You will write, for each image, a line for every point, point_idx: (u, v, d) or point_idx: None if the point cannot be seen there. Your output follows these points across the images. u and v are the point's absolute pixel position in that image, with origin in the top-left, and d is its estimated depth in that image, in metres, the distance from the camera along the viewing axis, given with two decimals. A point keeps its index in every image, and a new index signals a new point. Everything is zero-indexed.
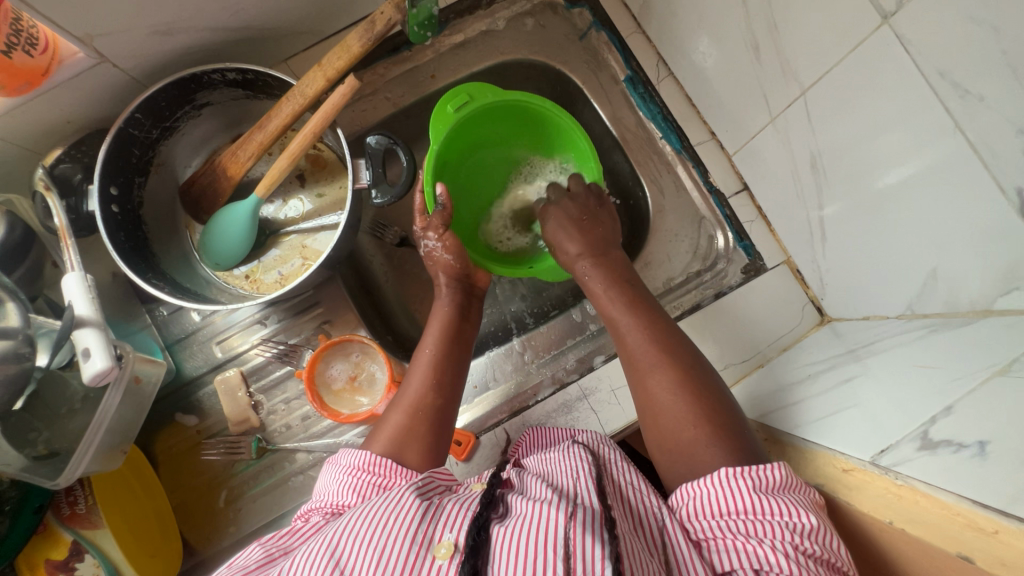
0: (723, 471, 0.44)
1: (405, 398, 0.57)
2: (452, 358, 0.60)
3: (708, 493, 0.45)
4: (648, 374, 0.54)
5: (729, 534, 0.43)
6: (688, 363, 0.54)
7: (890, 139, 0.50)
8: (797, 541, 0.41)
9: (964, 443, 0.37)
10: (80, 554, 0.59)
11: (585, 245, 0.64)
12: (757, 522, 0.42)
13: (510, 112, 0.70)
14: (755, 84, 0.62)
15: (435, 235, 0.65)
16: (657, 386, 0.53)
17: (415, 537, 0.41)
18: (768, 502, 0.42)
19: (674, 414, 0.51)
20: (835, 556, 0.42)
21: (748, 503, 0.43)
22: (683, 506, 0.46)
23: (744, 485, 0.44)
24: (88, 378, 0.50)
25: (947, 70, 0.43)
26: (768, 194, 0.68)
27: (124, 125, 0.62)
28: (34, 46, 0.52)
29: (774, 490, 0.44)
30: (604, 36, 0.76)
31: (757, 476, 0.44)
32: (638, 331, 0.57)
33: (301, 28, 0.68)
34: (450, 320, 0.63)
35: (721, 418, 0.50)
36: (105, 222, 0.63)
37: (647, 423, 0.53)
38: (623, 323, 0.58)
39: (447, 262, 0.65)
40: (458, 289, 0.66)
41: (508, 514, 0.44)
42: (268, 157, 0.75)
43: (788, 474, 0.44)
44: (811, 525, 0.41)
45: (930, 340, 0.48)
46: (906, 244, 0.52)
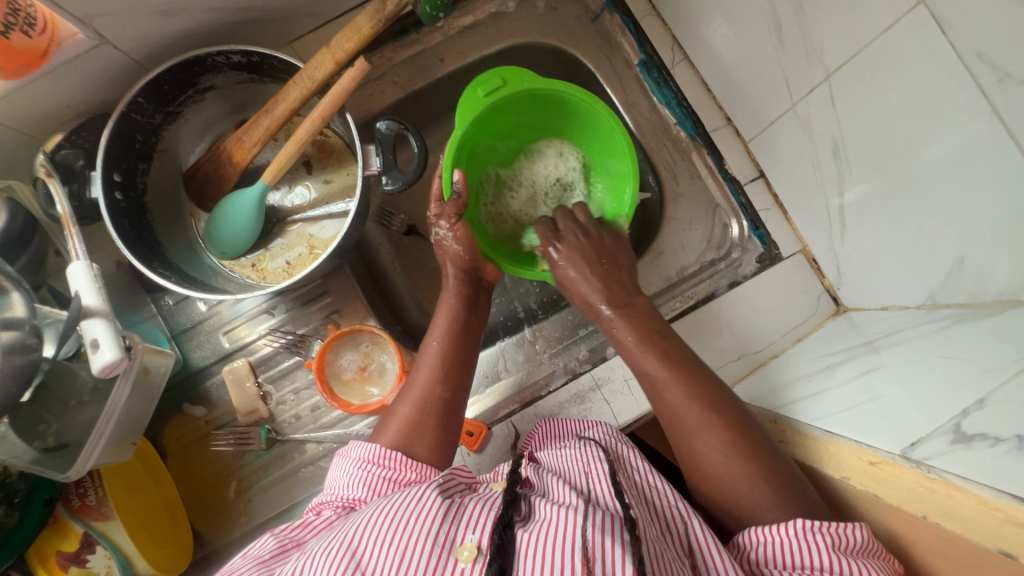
0: (803, 523, 0.43)
1: (413, 392, 0.56)
2: (462, 350, 0.59)
3: (782, 542, 0.44)
4: (696, 432, 0.52)
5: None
6: (734, 415, 0.52)
7: (920, 125, 0.49)
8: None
9: (1002, 437, 0.37)
10: (91, 546, 0.59)
11: (617, 293, 0.59)
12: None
13: (552, 101, 0.65)
14: (776, 68, 0.61)
15: (447, 224, 0.62)
16: (707, 447, 0.51)
17: (437, 539, 0.40)
18: (849, 565, 0.41)
19: (728, 473, 0.50)
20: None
21: (826, 561, 0.42)
22: (752, 549, 0.45)
23: (821, 541, 0.42)
24: (98, 370, 0.49)
25: (985, 52, 0.42)
26: (786, 182, 0.67)
27: (126, 110, 0.60)
28: (33, 26, 0.50)
29: (853, 552, 0.42)
30: (617, 18, 0.74)
31: (837, 534, 0.43)
32: (678, 386, 0.53)
33: (305, 9, 0.66)
34: (455, 311, 0.62)
35: (772, 467, 0.49)
36: (110, 210, 0.61)
37: (696, 475, 0.52)
38: (658, 376, 0.54)
39: (456, 253, 0.63)
40: (465, 281, 0.64)
41: (531, 518, 0.43)
42: (273, 144, 0.73)
43: (870, 539, 0.43)
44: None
45: (955, 331, 0.48)
46: (932, 234, 0.51)
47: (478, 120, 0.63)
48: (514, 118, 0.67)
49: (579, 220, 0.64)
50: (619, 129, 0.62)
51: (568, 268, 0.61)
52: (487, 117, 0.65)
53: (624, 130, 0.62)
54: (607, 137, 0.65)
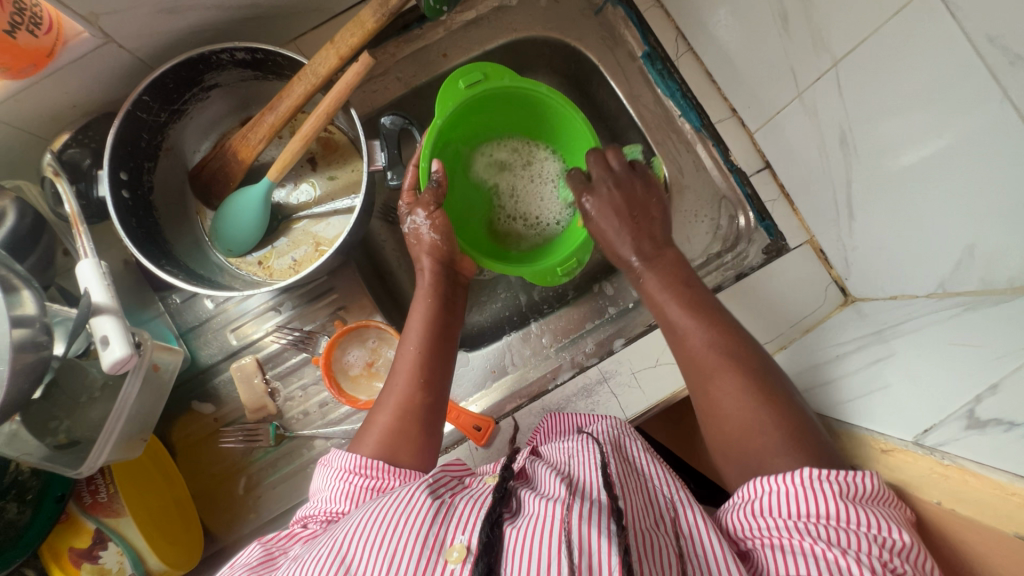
0: (812, 472, 0.42)
1: (392, 399, 0.56)
2: (439, 353, 0.59)
3: (787, 490, 0.42)
4: (713, 374, 0.52)
5: (807, 536, 0.40)
6: (754, 361, 0.52)
7: (929, 110, 0.48)
8: (884, 557, 0.38)
9: (1017, 422, 0.36)
10: (104, 542, 0.59)
11: (641, 240, 0.60)
12: (841, 530, 0.40)
13: (528, 103, 0.67)
14: (782, 57, 0.60)
15: (425, 212, 0.63)
16: (723, 389, 0.51)
17: (426, 540, 0.40)
18: (859, 513, 0.40)
19: (744, 414, 0.49)
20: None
21: (832, 508, 0.40)
22: (755, 498, 0.43)
23: (828, 488, 0.41)
24: (108, 366, 0.49)
25: (995, 36, 0.42)
26: (792, 172, 0.67)
27: (132, 109, 0.60)
28: (38, 26, 0.50)
29: (862, 500, 0.41)
30: (621, 11, 0.74)
31: (844, 481, 0.41)
32: (700, 330, 0.54)
33: (309, 6, 0.66)
34: (432, 312, 0.62)
35: (785, 416, 0.49)
36: (117, 208, 0.61)
37: (712, 420, 0.52)
38: (681, 322, 0.55)
39: (432, 243, 0.64)
40: (443, 273, 0.64)
41: (520, 513, 0.43)
42: (278, 141, 0.73)
43: (880, 487, 0.42)
44: (902, 542, 0.39)
45: (967, 318, 0.47)
46: (943, 220, 0.50)
47: (456, 114, 0.64)
48: (488, 118, 0.69)
49: (611, 165, 0.62)
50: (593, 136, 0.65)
51: (598, 216, 0.61)
52: (466, 112, 0.65)
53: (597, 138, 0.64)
54: (580, 140, 0.68)
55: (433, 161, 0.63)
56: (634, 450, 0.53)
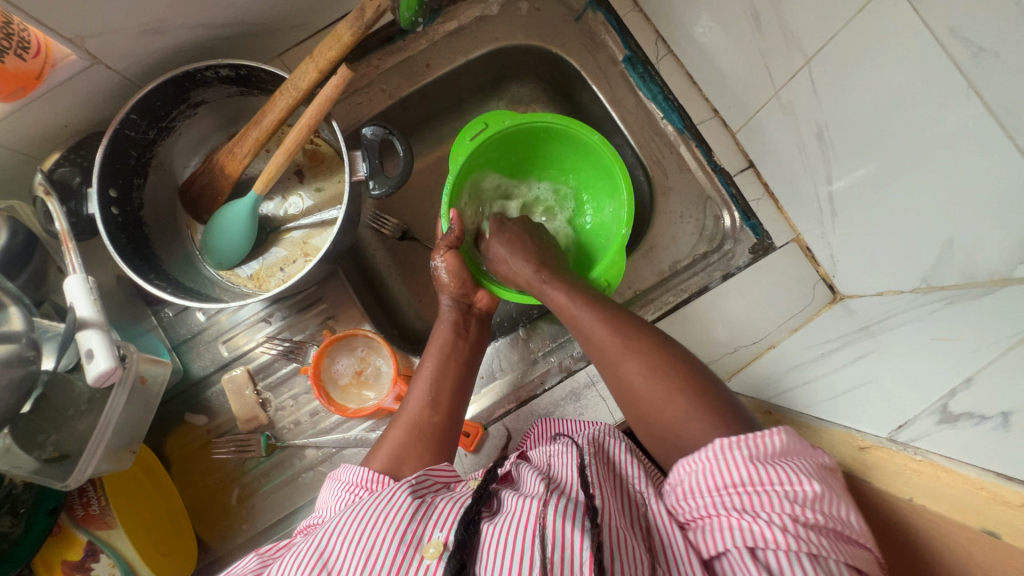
0: (720, 442, 0.41)
1: (406, 415, 0.57)
2: (452, 375, 0.61)
3: (704, 466, 0.41)
4: (623, 363, 0.52)
5: (725, 511, 0.39)
6: (654, 340, 0.53)
7: (903, 105, 0.48)
8: (796, 513, 0.37)
9: (987, 415, 0.37)
10: (96, 554, 0.60)
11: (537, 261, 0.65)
12: (755, 494, 0.39)
13: (545, 134, 0.72)
14: (757, 56, 0.60)
15: (442, 256, 0.67)
16: (630, 372, 0.51)
17: (404, 536, 0.40)
18: (769, 472, 0.39)
19: (654, 397, 0.49)
20: (842, 524, 0.38)
21: (746, 474, 0.39)
22: (679, 481, 0.43)
23: (740, 455, 0.40)
24: (93, 379, 0.50)
25: (957, 27, 0.42)
26: (775, 171, 0.67)
27: (119, 127, 0.62)
28: (27, 49, 0.52)
29: (774, 457, 0.40)
30: (601, 16, 0.74)
31: (755, 444, 0.40)
32: (600, 323, 0.56)
33: (291, 22, 0.67)
34: (446, 340, 0.64)
35: (697, 384, 0.49)
36: (106, 225, 0.63)
37: (628, 406, 0.52)
38: (582, 318, 0.57)
39: (448, 281, 0.67)
40: (457, 308, 0.67)
41: (499, 512, 0.43)
42: (265, 155, 0.74)
43: (789, 441, 0.41)
44: (812, 493, 0.38)
45: (947, 313, 0.46)
46: (921, 216, 0.50)
47: (469, 162, 0.70)
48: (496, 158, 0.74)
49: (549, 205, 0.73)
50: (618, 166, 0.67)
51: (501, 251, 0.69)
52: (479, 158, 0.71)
53: (621, 166, 0.67)
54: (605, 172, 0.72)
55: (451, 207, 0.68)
56: (617, 451, 0.52)
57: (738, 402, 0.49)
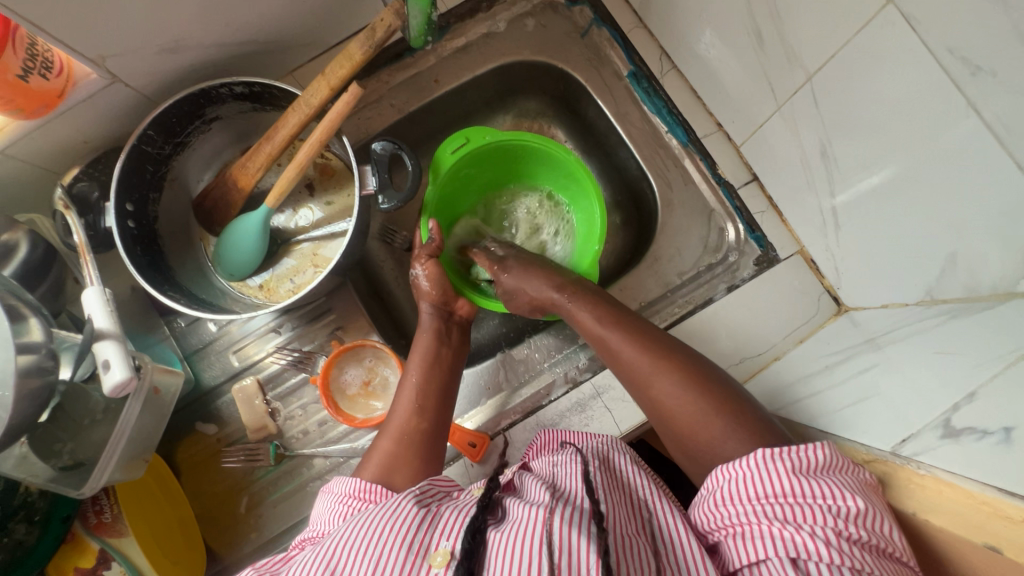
0: (763, 453, 0.42)
1: (393, 424, 0.58)
2: (435, 382, 0.62)
3: (744, 475, 0.42)
4: (652, 380, 0.54)
5: (767, 519, 0.40)
6: (685, 359, 0.54)
7: (904, 121, 0.49)
8: (840, 527, 0.38)
9: (989, 430, 0.37)
10: (107, 562, 0.60)
11: (558, 280, 0.66)
12: (797, 505, 0.40)
13: (520, 153, 0.75)
14: (760, 72, 0.61)
15: (422, 265, 0.69)
16: (664, 392, 0.52)
17: (411, 546, 0.41)
18: (812, 484, 0.40)
19: (686, 412, 0.51)
20: (885, 541, 0.39)
21: (788, 485, 0.40)
22: (717, 489, 0.43)
23: (780, 466, 0.41)
24: (109, 390, 0.51)
25: (956, 47, 0.42)
26: (779, 184, 0.67)
27: (137, 143, 0.63)
28: (50, 69, 0.54)
29: (815, 471, 0.41)
30: (606, 32, 0.75)
31: (796, 456, 0.41)
32: (629, 342, 0.57)
33: (303, 40, 0.69)
34: (428, 347, 0.65)
35: (728, 399, 0.50)
36: (123, 238, 0.64)
37: (661, 423, 0.53)
38: (610, 338, 0.58)
39: (429, 290, 0.69)
40: (439, 315, 0.69)
41: (505, 519, 0.43)
42: (277, 168, 0.76)
43: (834, 456, 0.42)
44: (857, 509, 0.39)
45: (951, 326, 0.47)
46: (925, 230, 0.50)
47: (449, 177, 0.72)
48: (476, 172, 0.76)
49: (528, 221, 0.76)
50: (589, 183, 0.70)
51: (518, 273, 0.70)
52: (460, 173, 0.73)
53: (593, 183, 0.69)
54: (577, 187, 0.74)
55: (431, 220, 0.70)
56: (622, 462, 0.52)
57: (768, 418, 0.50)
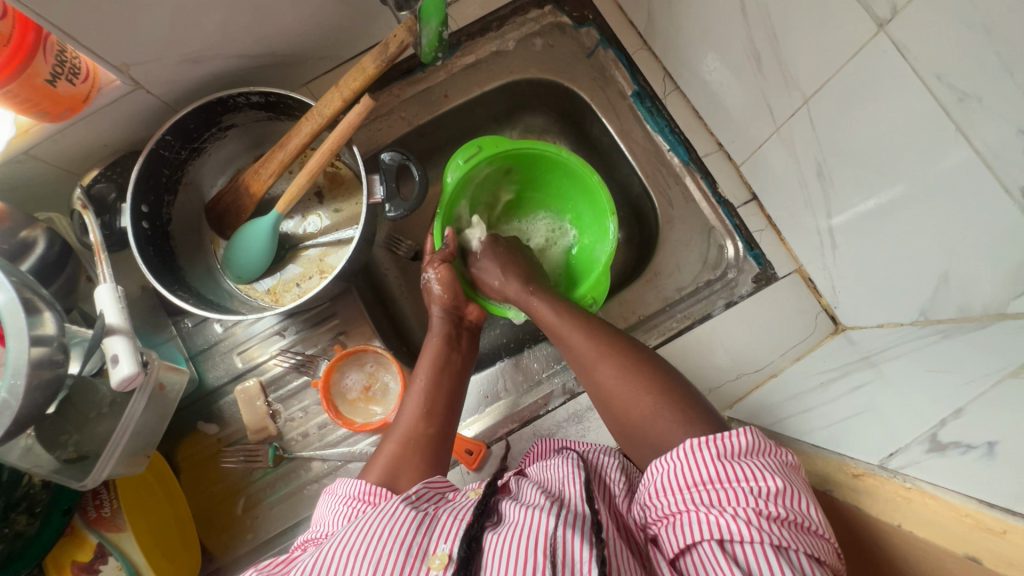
0: (689, 442, 0.43)
1: (399, 428, 0.59)
2: (446, 386, 0.63)
3: (674, 466, 0.43)
4: (594, 364, 0.57)
5: (696, 506, 0.40)
6: (628, 345, 0.57)
7: (896, 146, 0.50)
8: (760, 507, 0.39)
9: (974, 444, 0.38)
10: (104, 556, 0.61)
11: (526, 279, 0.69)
12: (721, 490, 0.40)
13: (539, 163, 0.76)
14: (759, 95, 0.63)
15: (435, 270, 0.71)
16: (604, 374, 0.55)
17: (410, 548, 0.42)
18: (734, 469, 0.41)
19: (624, 396, 0.53)
20: (805, 518, 0.39)
21: (713, 472, 0.41)
22: (651, 482, 0.44)
23: (707, 453, 0.42)
24: (116, 383, 0.53)
25: (944, 74, 0.44)
26: (778, 203, 0.69)
27: (155, 147, 0.66)
28: (77, 75, 0.56)
29: (739, 457, 0.42)
30: (611, 53, 0.77)
31: (722, 443, 0.42)
32: (576, 329, 0.60)
33: (319, 53, 0.72)
34: (439, 352, 0.66)
35: (670, 386, 0.53)
36: (137, 238, 0.66)
37: (601, 406, 0.56)
38: (565, 328, 0.60)
39: (441, 294, 0.71)
40: (448, 319, 0.70)
41: (501, 522, 0.45)
42: (288, 175, 0.79)
43: (755, 440, 0.43)
44: (776, 488, 0.40)
45: (943, 346, 0.48)
46: (918, 251, 0.51)
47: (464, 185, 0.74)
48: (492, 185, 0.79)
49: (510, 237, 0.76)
50: (603, 197, 0.72)
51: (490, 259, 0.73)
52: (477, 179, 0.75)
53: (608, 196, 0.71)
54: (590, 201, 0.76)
55: (445, 227, 0.73)
56: (612, 467, 0.53)
57: (707, 407, 0.51)
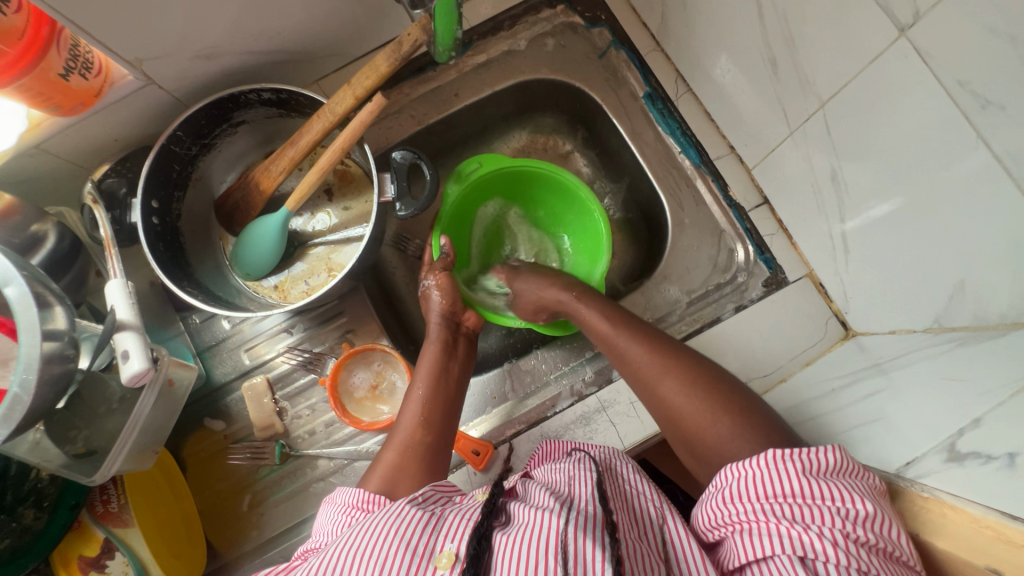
0: (772, 453, 0.43)
1: (397, 437, 0.59)
2: (442, 396, 0.63)
3: (753, 474, 0.43)
4: (657, 380, 0.57)
5: (774, 518, 0.41)
6: (690, 359, 0.58)
7: (914, 152, 0.50)
8: (847, 529, 0.39)
9: (994, 455, 0.37)
10: (111, 552, 0.61)
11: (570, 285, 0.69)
12: (806, 506, 0.40)
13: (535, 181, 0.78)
14: (774, 98, 0.63)
15: (435, 277, 0.72)
16: (670, 391, 0.55)
17: (417, 549, 0.41)
18: (821, 487, 0.41)
19: (695, 415, 0.54)
20: (893, 546, 0.39)
21: (797, 486, 0.41)
22: (724, 487, 0.44)
23: (791, 466, 0.42)
24: (126, 379, 0.53)
25: (965, 80, 0.43)
26: (790, 208, 0.68)
27: (166, 143, 0.66)
28: (89, 70, 0.56)
29: (824, 474, 0.42)
30: (624, 54, 0.77)
31: (806, 458, 0.42)
32: (636, 345, 0.60)
33: (330, 50, 0.72)
34: (436, 360, 0.66)
35: (740, 405, 0.53)
36: (146, 233, 0.66)
37: (667, 423, 0.56)
38: (617, 340, 0.61)
39: (439, 301, 0.71)
40: (446, 326, 0.70)
41: (511, 522, 0.44)
42: (298, 173, 0.78)
43: (844, 460, 0.42)
44: (864, 512, 0.39)
45: (958, 355, 0.47)
46: (933, 258, 0.51)
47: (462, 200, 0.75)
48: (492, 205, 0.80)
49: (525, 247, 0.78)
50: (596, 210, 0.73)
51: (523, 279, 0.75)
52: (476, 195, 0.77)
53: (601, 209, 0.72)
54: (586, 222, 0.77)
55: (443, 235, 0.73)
56: (625, 470, 0.54)
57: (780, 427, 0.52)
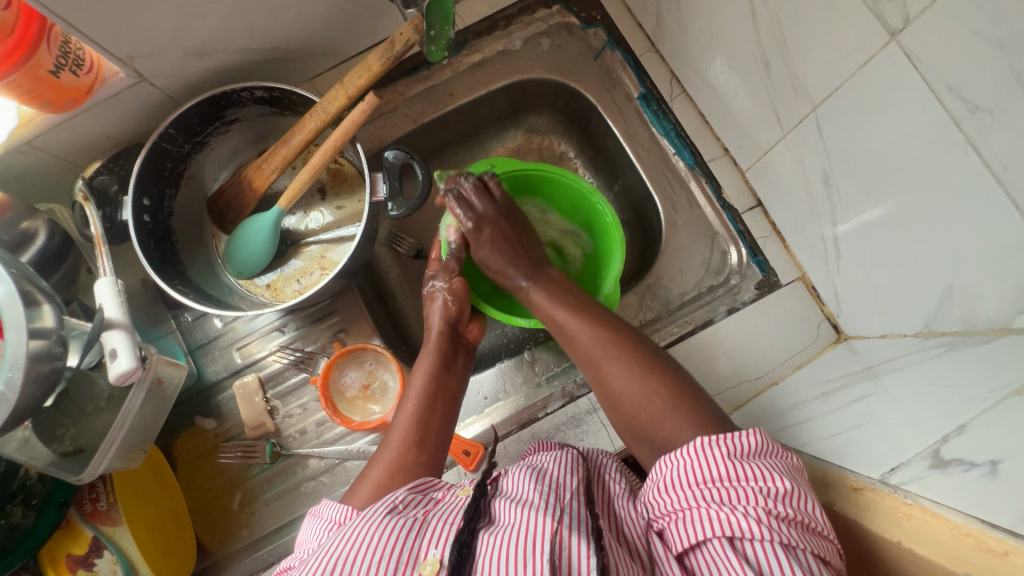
0: (700, 440, 0.43)
1: (387, 453, 0.58)
2: (436, 415, 0.62)
3: (684, 463, 0.44)
4: (601, 364, 0.57)
5: (705, 502, 0.41)
6: (635, 341, 0.58)
7: (904, 156, 0.50)
8: (770, 506, 0.39)
9: (976, 462, 0.37)
10: (100, 550, 0.61)
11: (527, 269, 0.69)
12: (732, 489, 0.41)
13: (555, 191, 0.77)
14: (767, 101, 0.63)
15: (444, 279, 0.71)
16: (614, 374, 0.56)
17: (402, 555, 0.41)
18: (744, 468, 0.42)
19: (637, 398, 0.54)
20: (811, 519, 0.40)
21: (724, 471, 0.42)
22: (662, 477, 0.45)
23: (718, 451, 0.43)
24: (114, 378, 0.53)
25: (956, 86, 0.43)
26: (782, 210, 0.68)
27: (157, 141, 0.65)
28: (81, 67, 0.56)
29: (748, 457, 0.43)
30: (619, 55, 0.77)
31: (731, 442, 0.43)
32: (584, 328, 0.60)
33: (324, 49, 0.71)
34: (435, 377, 0.64)
35: (682, 388, 0.53)
36: (138, 231, 0.66)
37: (612, 406, 0.56)
38: (564, 323, 0.62)
39: (445, 307, 0.70)
40: (446, 340, 0.68)
41: (496, 524, 0.44)
42: (291, 171, 0.78)
43: (764, 442, 0.44)
44: (783, 489, 0.40)
45: (945, 361, 0.47)
46: (923, 263, 0.51)
47: None
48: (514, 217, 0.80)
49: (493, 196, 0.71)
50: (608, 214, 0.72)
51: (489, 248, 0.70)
52: None
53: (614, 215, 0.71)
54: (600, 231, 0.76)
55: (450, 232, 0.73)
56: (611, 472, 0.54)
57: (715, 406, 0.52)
